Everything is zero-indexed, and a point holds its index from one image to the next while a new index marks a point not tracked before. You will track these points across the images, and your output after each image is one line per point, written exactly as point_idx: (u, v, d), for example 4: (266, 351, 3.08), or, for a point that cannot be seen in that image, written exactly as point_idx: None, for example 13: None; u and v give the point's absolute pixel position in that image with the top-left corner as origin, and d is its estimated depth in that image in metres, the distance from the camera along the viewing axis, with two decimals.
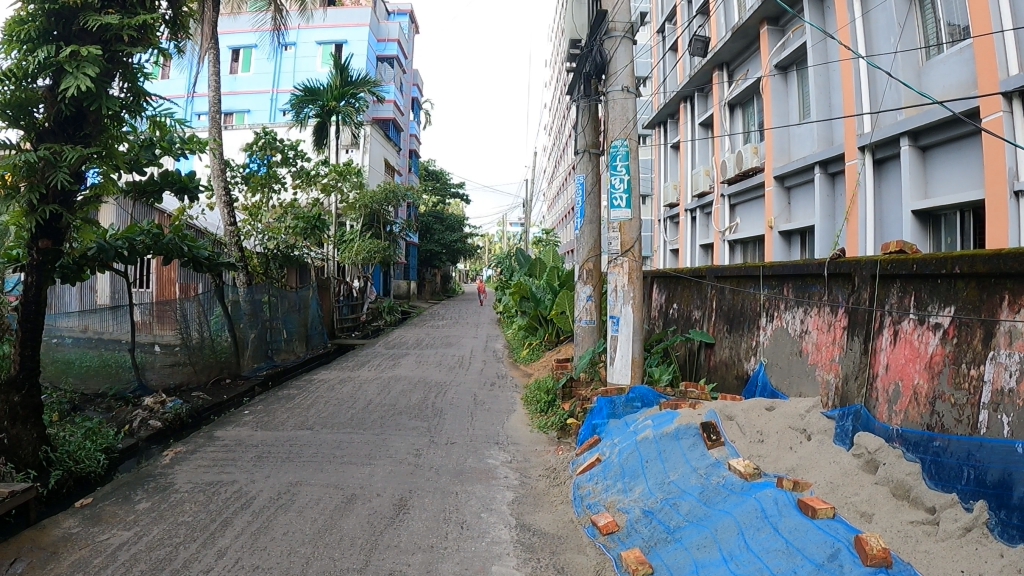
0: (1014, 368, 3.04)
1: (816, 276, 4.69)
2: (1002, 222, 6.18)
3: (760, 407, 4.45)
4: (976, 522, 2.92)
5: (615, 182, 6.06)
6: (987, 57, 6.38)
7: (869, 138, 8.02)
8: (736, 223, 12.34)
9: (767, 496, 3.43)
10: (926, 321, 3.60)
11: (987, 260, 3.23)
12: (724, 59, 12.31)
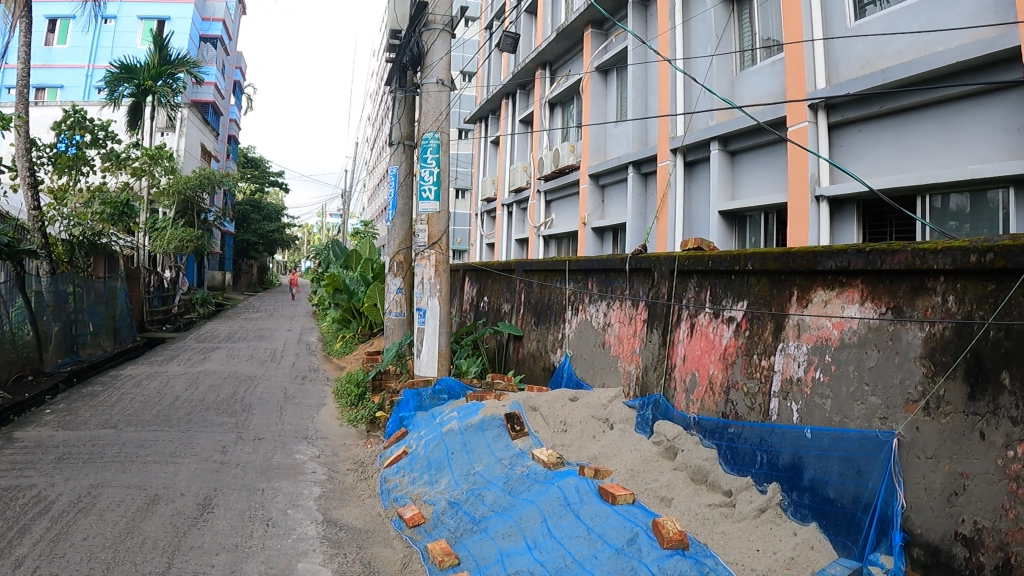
0: (802, 359, 3.23)
1: (618, 271, 4.82)
2: (802, 223, 6.54)
3: (563, 397, 4.55)
4: (770, 503, 3.17)
5: (425, 175, 6.14)
6: (795, 63, 6.68)
7: (682, 141, 8.33)
8: (551, 219, 12.57)
9: (568, 484, 3.48)
10: (720, 315, 3.75)
11: (777, 257, 3.39)
12: (548, 59, 12.50)
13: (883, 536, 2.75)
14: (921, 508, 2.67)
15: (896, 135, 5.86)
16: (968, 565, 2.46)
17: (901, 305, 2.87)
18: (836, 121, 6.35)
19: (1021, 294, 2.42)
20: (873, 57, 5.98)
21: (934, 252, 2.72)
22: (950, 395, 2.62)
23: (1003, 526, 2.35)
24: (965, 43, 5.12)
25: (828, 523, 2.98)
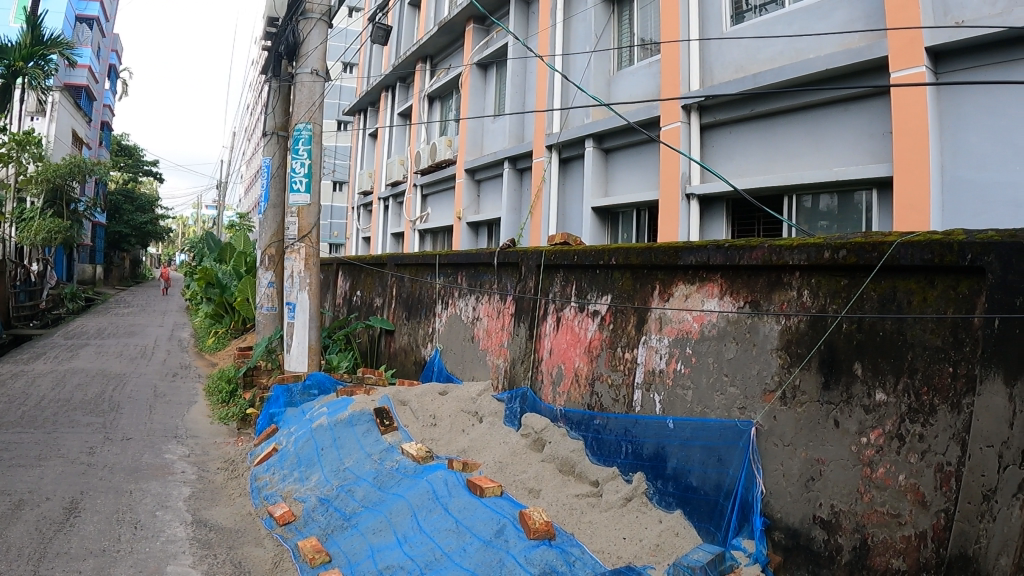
0: (664, 351, 3.33)
1: (487, 266, 4.86)
2: (672, 220, 6.66)
3: (433, 392, 4.58)
4: (636, 492, 3.25)
5: (296, 166, 6.08)
6: (670, 64, 6.77)
7: (557, 138, 8.39)
8: (427, 213, 12.67)
9: (437, 478, 3.49)
10: (586, 308, 3.81)
11: (640, 253, 3.46)
12: (429, 53, 12.41)
13: (744, 522, 2.91)
14: (780, 493, 2.83)
15: (766, 137, 6.01)
16: (827, 546, 2.63)
17: (758, 299, 2.98)
18: (707, 122, 6.46)
19: (872, 289, 2.62)
20: (747, 62, 6.14)
21: (790, 248, 2.83)
22: (806, 385, 2.78)
23: (859, 509, 2.54)
24: (835, 51, 5.25)
25: (692, 509, 3.10)
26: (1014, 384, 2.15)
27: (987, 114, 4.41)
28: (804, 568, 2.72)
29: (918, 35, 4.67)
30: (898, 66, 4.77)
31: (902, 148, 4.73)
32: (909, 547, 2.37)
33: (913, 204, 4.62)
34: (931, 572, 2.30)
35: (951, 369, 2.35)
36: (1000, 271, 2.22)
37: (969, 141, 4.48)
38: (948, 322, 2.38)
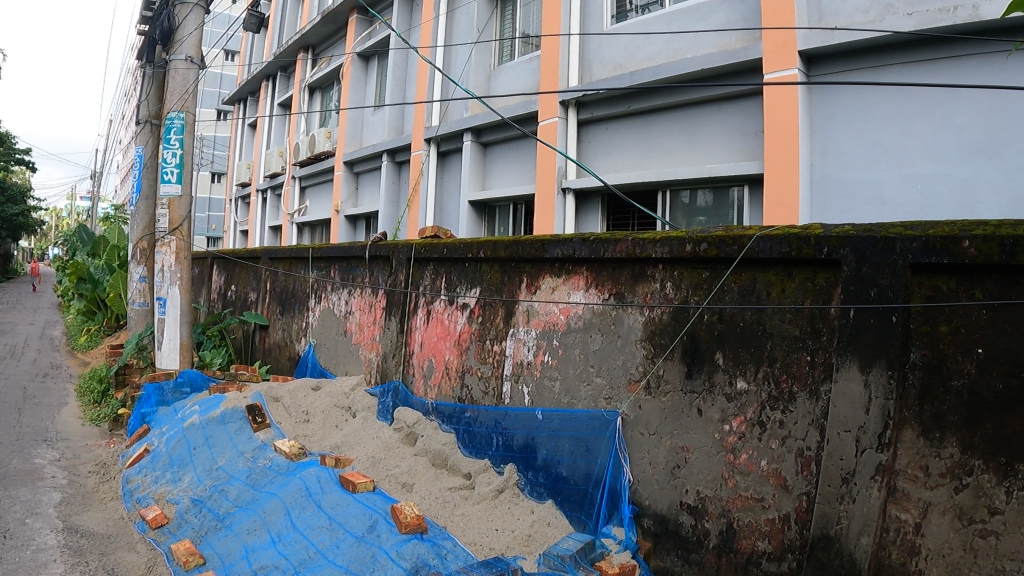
0: (531, 344, 3.36)
1: (359, 259, 4.87)
2: (547, 214, 6.62)
3: (305, 387, 4.55)
4: (507, 484, 3.31)
5: (167, 156, 5.97)
6: (550, 61, 6.62)
7: (436, 132, 8.39)
8: (306, 206, 12.32)
9: (309, 475, 3.45)
10: (455, 302, 3.86)
11: (507, 246, 3.48)
12: (311, 42, 12.13)
13: (613, 510, 2.98)
14: (647, 481, 2.89)
15: (641, 134, 5.95)
16: (695, 531, 2.71)
17: (623, 291, 3.01)
18: (584, 117, 6.36)
19: (732, 281, 2.67)
20: (627, 60, 6.05)
21: (654, 241, 2.86)
22: (669, 374, 2.83)
23: (724, 495, 2.62)
24: (711, 52, 5.26)
25: (563, 499, 3.15)
26: (869, 371, 2.28)
27: (855, 116, 4.60)
28: (673, 554, 2.78)
29: (792, 38, 4.77)
30: (772, 68, 4.85)
31: (771, 146, 4.83)
32: (773, 529, 2.47)
33: (781, 199, 4.75)
34: (795, 553, 2.41)
35: (809, 358, 2.45)
36: (855, 264, 2.34)
37: (838, 141, 4.67)
38: (806, 312, 2.47)
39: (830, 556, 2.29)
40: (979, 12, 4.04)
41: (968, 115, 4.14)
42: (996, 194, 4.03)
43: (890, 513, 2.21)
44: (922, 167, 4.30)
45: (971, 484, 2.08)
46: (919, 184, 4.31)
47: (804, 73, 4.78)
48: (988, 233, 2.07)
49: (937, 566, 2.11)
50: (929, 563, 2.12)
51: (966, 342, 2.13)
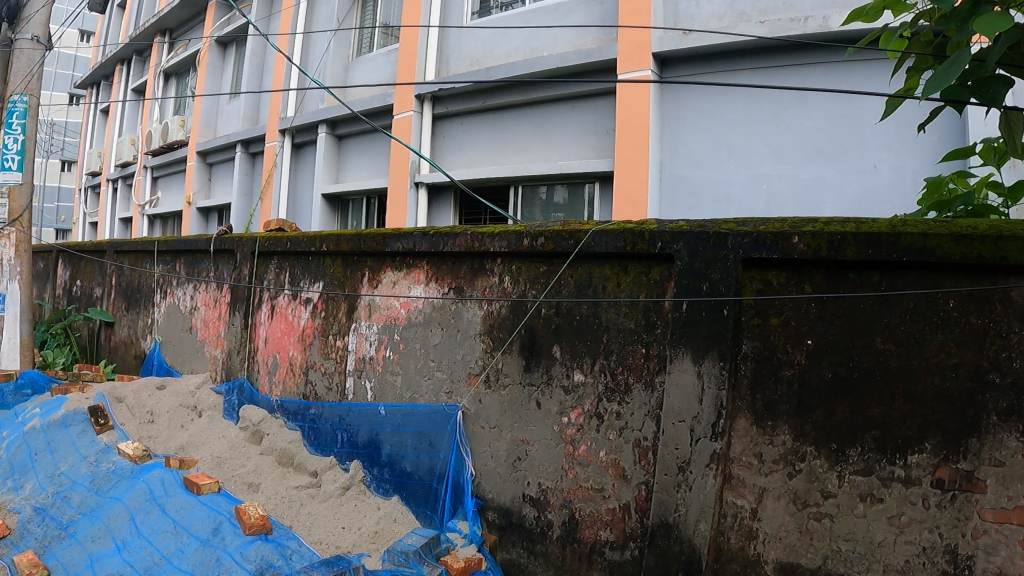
0: (372, 338, 3.39)
1: (204, 253, 5.00)
2: (398, 210, 6.09)
3: (151, 386, 4.57)
4: (353, 481, 3.30)
5: (8, 142, 5.80)
6: (405, 52, 6.29)
7: (291, 122, 7.55)
8: (158, 197, 11.69)
9: (153, 478, 3.34)
10: (298, 296, 3.95)
11: (349, 240, 3.49)
12: (169, 26, 11.65)
13: (459, 503, 2.96)
14: (490, 474, 2.91)
15: (495, 129, 5.78)
16: (539, 523, 2.74)
17: (462, 285, 2.97)
18: (439, 112, 6.08)
19: (569, 275, 2.63)
20: (483, 56, 5.88)
21: (492, 235, 2.78)
22: (508, 368, 2.80)
23: (566, 486, 2.65)
24: (567, 51, 5.28)
25: (409, 494, 3.14)
26: (701, 362, 2.31)
27: (705, 118, 4.74)
28: (519, 546, 2.82)
29: (647, 39, 4.85)
30: (625, 69, 4.90)
31: (622, 145, 4.87)
32: (615, 519, 2.53)
33: (630, 195, 4.82)
34: (637, 541, 2.48)
35: (644, 351, 2.45)
36: (688, 259, 2.35)
37: (687, 142, 4.79)
38: (641, 305, 2.47)
39: (671, 542, 2.36)
40: (829, 23, 4.27)
41: (813, 120, 4.36)
42: (838, 195, 4.26)
43: (727, 500, 2.33)
44: (768, 168, 4.48)
45: (804, 469, 2.23)
46: (766, 184, 4.49)
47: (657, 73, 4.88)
48: (816, 229, 2.18)
49: (774, 548, 2.26)
50: (766, 546, 2.27)
51: (796, 334, 2.26)
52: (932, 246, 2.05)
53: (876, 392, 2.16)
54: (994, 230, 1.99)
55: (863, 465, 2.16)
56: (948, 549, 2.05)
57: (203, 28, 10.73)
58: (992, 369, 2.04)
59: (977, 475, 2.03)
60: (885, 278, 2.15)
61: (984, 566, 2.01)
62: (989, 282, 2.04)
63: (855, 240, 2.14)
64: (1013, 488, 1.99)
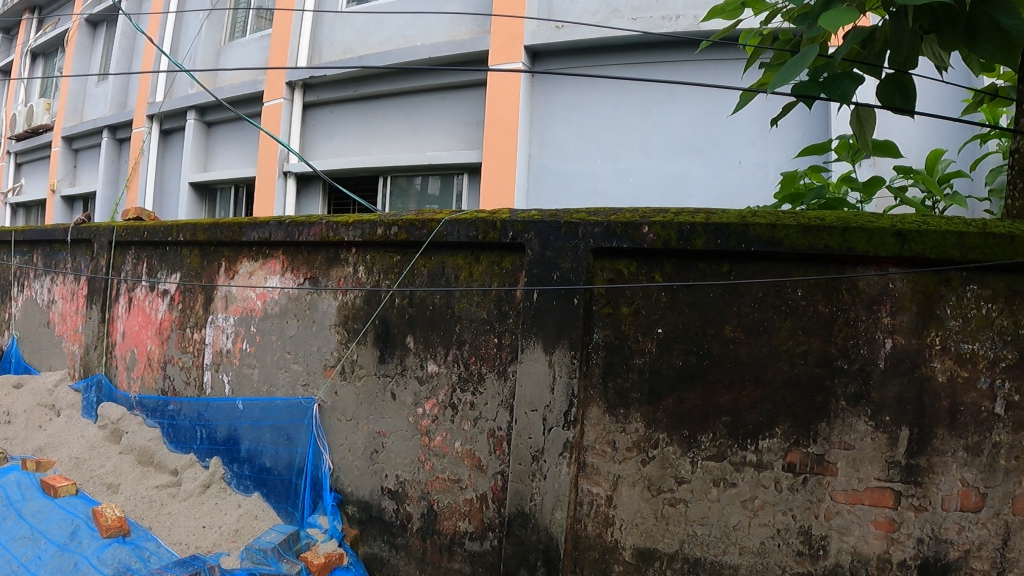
0: (229, 331, 3.28)
1: (61, 244, 4.75)
2: (266, 200, 5.94)
3: (5, 386, 4.34)
4: (213, 478, 3.21)
5: None
6: (278, 37, 6.11)
7: (158, 107, 7.29)
8: (21, 184, 11.11)
9: (8, 479, 3.16)
10: (155, 288, 3.79)
11: (206, 229, 3.36)
12: (36, 4, 11.07)
13: (319, 498, 2.91)
14: (348, 467, 2.85)
15: (365, 118, 5.69)
16: (399, 515, 2.70)
17: (317, 275, 2.90)
18: (310, 100, 5.94)
19: (422, 265, 2.59)
20: (357, 44, 5.77)
21: (346, 224, 2.72)
22: (363, 359, 2.75)
23: (422, 477, 2.62)
24: (440, 41, 5.25)
25: (269, 490, 3.06)
26: (552, 351, 2.31)
27: (574, 111, 4.78)
28: (380, 539, 2.77)
29: (519, 32, 4.86)
30: (500, 60, 4.87)
31: (491, 136, 4.89)
32: (473, 509, 2.51)
33: (496, 187, 4.85)
34: (495, 530, 2.48)
35: (496, 340, 2.44)
36: (538, 249, 2.34)
37: (556, 135, 4.82)
38: (493, 294, 2.45)
39: (528, 532, 2.36)
40: (699, 23, 4.35)
41: (680, 116, 4.45)
42: (704, 189, 4.38)
43: (582, 487, 2.34)
44: (636, 162, 4.56)
45: (657, 456, 2.26)
46: (634, 177, 4.56)
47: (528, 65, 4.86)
48: (665, 220, 2.19)
49: (631, 534, 2.29)
50: (623, 532, 2.30)
51: (647, 323, 2.27)
52: (781, 237, 2.10)
53: (725, 379, 2.21)
54: (840, 222, 2.09)
55: (715, 450, 2.22)
56: (802, 531, 2.17)
57: (72, 7, 10.23)
58: (839, 356, 2.14)
59: (828, 458, 2.14)
60: (734, 268, 2.19)
61: (839, 545, 2.14)
62: (836, 271, 2.13)
63: (705, 230, 2.15)
64: (862, 470, 2.12)
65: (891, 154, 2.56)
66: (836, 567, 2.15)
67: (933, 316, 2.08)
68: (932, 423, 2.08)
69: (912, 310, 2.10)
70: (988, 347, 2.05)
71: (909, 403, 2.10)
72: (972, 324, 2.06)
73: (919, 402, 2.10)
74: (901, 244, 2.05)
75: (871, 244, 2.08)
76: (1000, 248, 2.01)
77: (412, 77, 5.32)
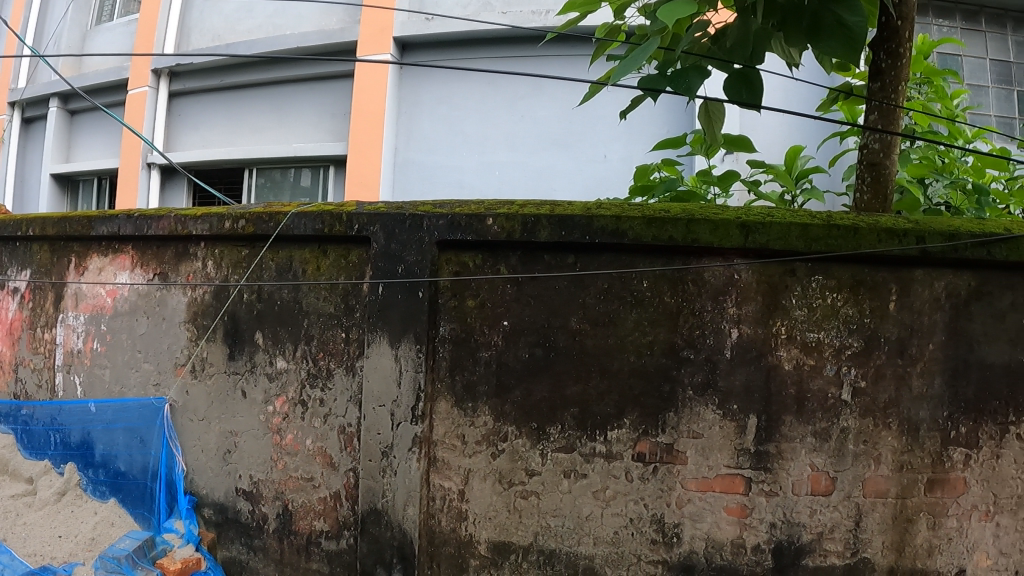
0: (80, 330, 3.12)
1: None
2: (128, 192, 5.72)
3: None
4: (68, 485, 2.98)
5: None
6: (144, 23, 5.82)
7: (19, 94, 6.94)
8: None
9: None
10: (5, 286, 3.58)
11: (54, 223, 3.17)
12: None
13: (172, 501, 2.78)
14: (202, 468, 2.74)
15: (231, 108, 5.56)
16: (254, 516, 2.61)
17: (167, 270, 2.80)
18: (176, 89, 5.75)
19: (270, 258, 2.51)
20: (226, 31, 5.63)
21: (195, 218, 2.62)
22: (212, 356, 2.66)
23: (275, 477, 2.54)
24: (308, 31, 5.17)
25: (125, 496, 2.87)
26: (398, 346, 2.26)
27: (441, 105, 4.80)
28: (238, 542, 2.67)
29: (388, 23, 4.81)
30: (367, 52, 4.80)
31: (355, 130, 4.87)
32: (327, 508, 2.46)
33: (364, 180, 4.82)
34: (350, 528, 2.44)
35: (344, 335, 2.39)
36: (384, 241, 2.27)
37: (422, 128, 4.83)
38: (340, 289, 2.40)
39: (382, 528, 2.29)
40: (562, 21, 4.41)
41: (547, 109, 4.57)
42: (568, 183, 4.49)
43: (433, 483, 2.29)
44: (501, 156, 4.62)
45: (506, 449, 2.24)
46: (497, 171, 4.62)
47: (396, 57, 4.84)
48: (509, 212, 2.17)
49: (485, 528, 2.27)
50: (477, 526, 2.28)
51: (492, 316, 2.24)
52: (625, 229, 2.10)
53: (571, 370, 2.21)
54: (685, 214, 2.10)
55: (564, 442, 2.22)
56: (655, 519, 2.20)
57: None
58: (685, 346, 2.17)
59: (677, 447, 2.18)
60: (579, 259, 2.19)
61: (692, 532, 2.19)
62: (682, 263, 2.15)
63: (549, 222, 2.14)
64: (712, 457, 2.17)
65: (745, 149, 2.51)
66: (690, 554, 2.20)
67: (778, 306, 2.15)
68: (779, 411, 2.17)
69: (757, 301, 2.16)
70: (834, 335, 2.16)
71: (756, 391, 2.17)
72: (817, 314, 2.16)
73: (765, 389, 2.17)
74: (745, 236, 2.09)
75: (715, 236, 2.09)
76: (845, 239, 2.09)
77: (278, 67, 5.29)
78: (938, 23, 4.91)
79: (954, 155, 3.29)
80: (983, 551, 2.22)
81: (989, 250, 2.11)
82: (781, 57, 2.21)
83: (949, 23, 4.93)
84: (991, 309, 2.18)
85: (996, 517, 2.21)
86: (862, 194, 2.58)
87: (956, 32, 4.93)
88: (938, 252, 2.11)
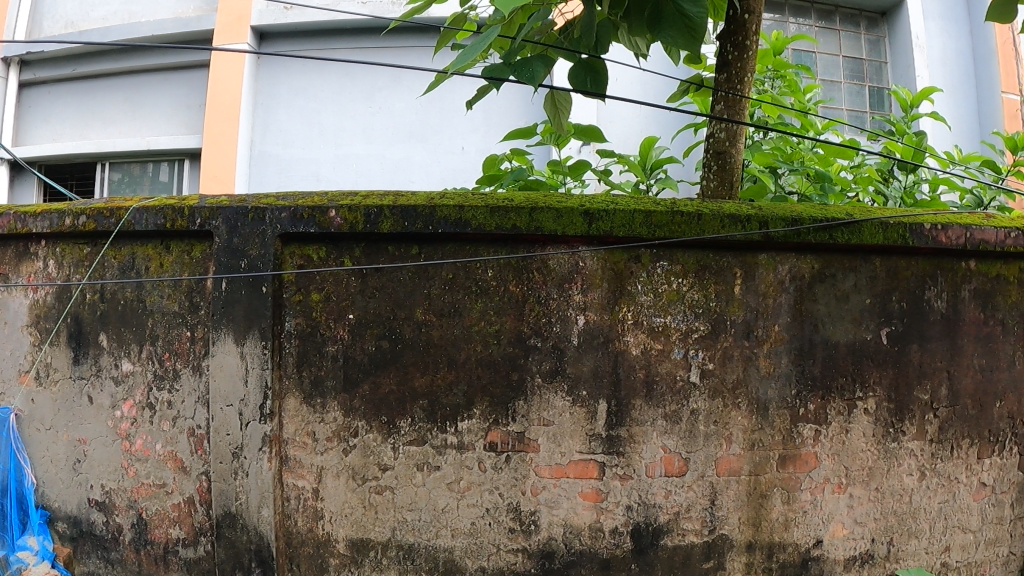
0: None
1: None
2: None
3: None
4: None
5: None
6: None
7: None
8: None
9: None
10: None
11: None
12: None
13: (25, 517, 2.58)
14: (52, 481, 2.60)
15: (85, 101, 5.38)
16: (108, 528, 2.50)
17: (7, 272, 2.61)
18: (26, 80, 5.50)
19: (112, 256, 2.43)
20: (79, 18, 5.41)
21: (34, 215, 2.48)
22: (57, 362, 2.54)
23: (127, 485, 2.45)
24: (165, 19, 5.06)
25: None
26: (243, 343, 2.21)
27: (298, 96, 4.82)
28: (94, 556, 2.54)
29: (246, 12, 4.78)
30: (224, 41, 4.78)
31: (210, 122, 4.80)
32: (181, 514, 2.38)
33: (218, 174, 4.73)
34: (206, 534, 2.36)
35: (189, 334, 2.33)
36: (226, 236, 2.22)
37: (279, 120, 4.82)
38: (184, 285, 2.34)
39: (238, 532, 2.23)
40: None
41: (403, 101, 4.72)
42: (425, 174, 4.67)
43: (286, 482, 2.25)
44: (358, 147, 4.73)
45: (357, 444, 2.23)
46: (354, 163, 4.73)
47: (254, 46, 4.82)
48: (352, 203, 2.15)
49: (342, 526, 2.25)
50: (334, 524, 2.25)
51: (337, 309, 2.22)
52: (467, 218, 2.11)
53: (419, 362, 2.21)
54: (528, 203, 2.12)
55: (415, 435, 2.22)
56: (511, 508, 2.21)
57: None
58: (532, 334, 2.20)
59: (529, 435, 2.20)
60: (424, 250, 2.19)
61: (549, 519, 2.21)
62: (526, 251, 2.17)
63: (392, 213, 2.13)
64: (564, 444, 2.20)
65: (595, 140, 2.58)
66: (549, 540, 2.22)
67: (624, 292, 2.20)
68: (628, 395, 2.21)
69: (603, 287, 2.19)
70: (680, 320, 2.21)
71: (605, 376, 2.20)
72: (662, 299, 2.20)
73: (614, 374, 2.20)
74: (589, 223, 2.12)
75: (558, 223, 2.12)
76: (687, 225, 2.14)
77: (134, 55, 5.20)
78: (795, 21, 5.11)
79: (803, 147, 3.41)
80: (837, 522, 2.31)
81: (830, 233, 2.19)
82: (628, 48, 2.16)
83: (805, 21, 5.14)
84: (834, 289, 2.27)
85: (848, 489, 2.31)
86: (708, 181, 2.64)
87: (811, 30, 5.14)
88: (780, 236, 2.18)
